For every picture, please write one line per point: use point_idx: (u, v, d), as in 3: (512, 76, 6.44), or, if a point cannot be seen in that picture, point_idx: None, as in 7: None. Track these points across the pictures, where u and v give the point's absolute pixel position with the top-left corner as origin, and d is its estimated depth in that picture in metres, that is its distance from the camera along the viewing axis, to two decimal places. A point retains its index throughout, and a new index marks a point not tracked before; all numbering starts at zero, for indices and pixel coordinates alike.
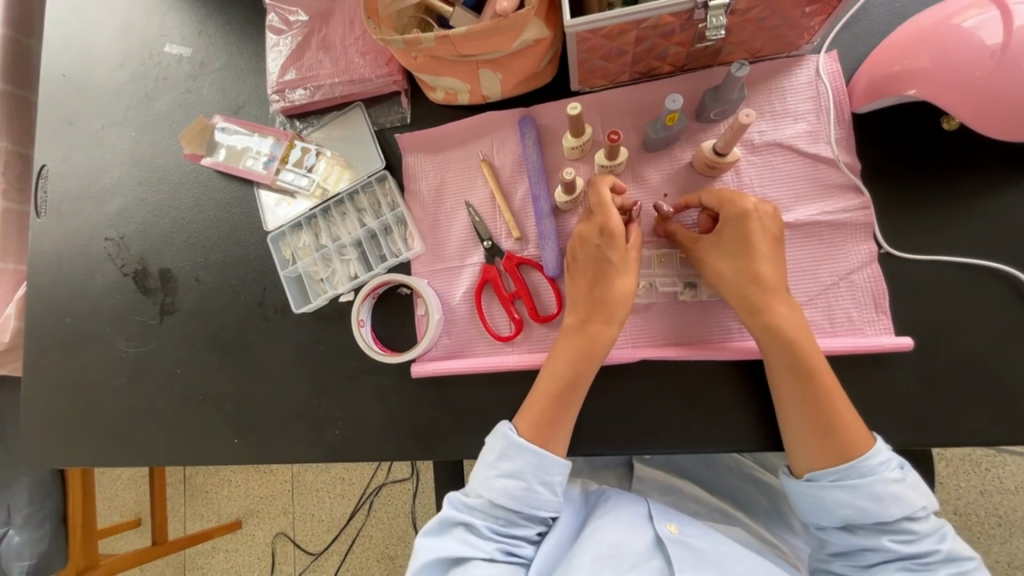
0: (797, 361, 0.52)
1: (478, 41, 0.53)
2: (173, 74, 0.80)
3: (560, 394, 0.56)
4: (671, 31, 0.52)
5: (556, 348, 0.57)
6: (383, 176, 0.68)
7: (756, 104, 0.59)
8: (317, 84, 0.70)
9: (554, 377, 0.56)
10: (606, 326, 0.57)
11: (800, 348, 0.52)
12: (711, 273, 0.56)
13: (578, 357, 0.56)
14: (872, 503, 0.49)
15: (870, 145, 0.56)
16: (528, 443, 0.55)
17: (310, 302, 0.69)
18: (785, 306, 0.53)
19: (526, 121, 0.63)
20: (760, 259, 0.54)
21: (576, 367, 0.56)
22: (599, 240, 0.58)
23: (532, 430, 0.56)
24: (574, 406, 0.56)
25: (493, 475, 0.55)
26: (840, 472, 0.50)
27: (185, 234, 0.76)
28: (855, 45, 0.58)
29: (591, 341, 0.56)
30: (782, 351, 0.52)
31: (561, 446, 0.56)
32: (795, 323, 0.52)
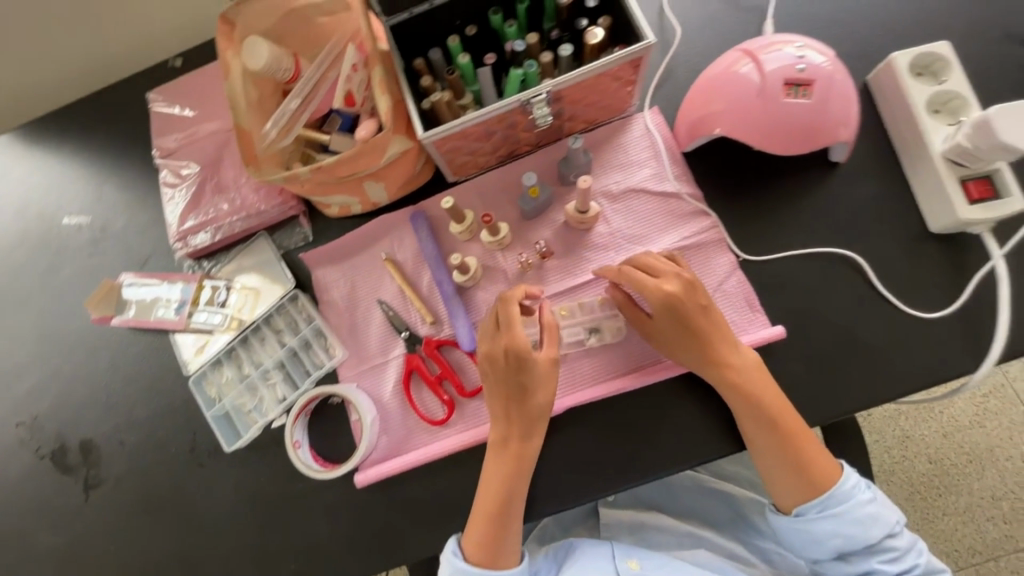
0: (766, 413, 0.55)
1: (350, 164, 0.60)
2: (74, 243, 0.82)
3: (492, 511, 0.57)
4: (513, 123, 0.62)
5: (486, 468, 0.59)
6: (295, 295, 0.71)
7: (606, 162, 0.68)
8: (217, 225, 0.74)
9: (485, 499, 0.58)
10: (529, 441, 0.58)
11: (763, 399, 0.55)
12: (660, 342, 0.58)
13: (508, 475, 0.58)
14: (856, 527, 0.54)
15: (705, 172, 0.65)
16: (474, 568, 0.57)
17: (243, 436, 0.68)
18: (740, 357, 0.56)
19: (416, 217, 0.69)
20: (703, 329, 0.56)
21: (509, 483, 0.58)
22: (510, 364, 0.57)
23: (478, 552, 0.57)
24: (513, 516, 0.57)
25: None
26: (822, 504, 0.55)
27: (103, 398, 0.74)
28: (671, 96, 0.69)
29: (521, 459, 0.58)
30: (748, 408, 0.55)
31: (510, 558, 0.59)
32: (751, 378, 0.56)
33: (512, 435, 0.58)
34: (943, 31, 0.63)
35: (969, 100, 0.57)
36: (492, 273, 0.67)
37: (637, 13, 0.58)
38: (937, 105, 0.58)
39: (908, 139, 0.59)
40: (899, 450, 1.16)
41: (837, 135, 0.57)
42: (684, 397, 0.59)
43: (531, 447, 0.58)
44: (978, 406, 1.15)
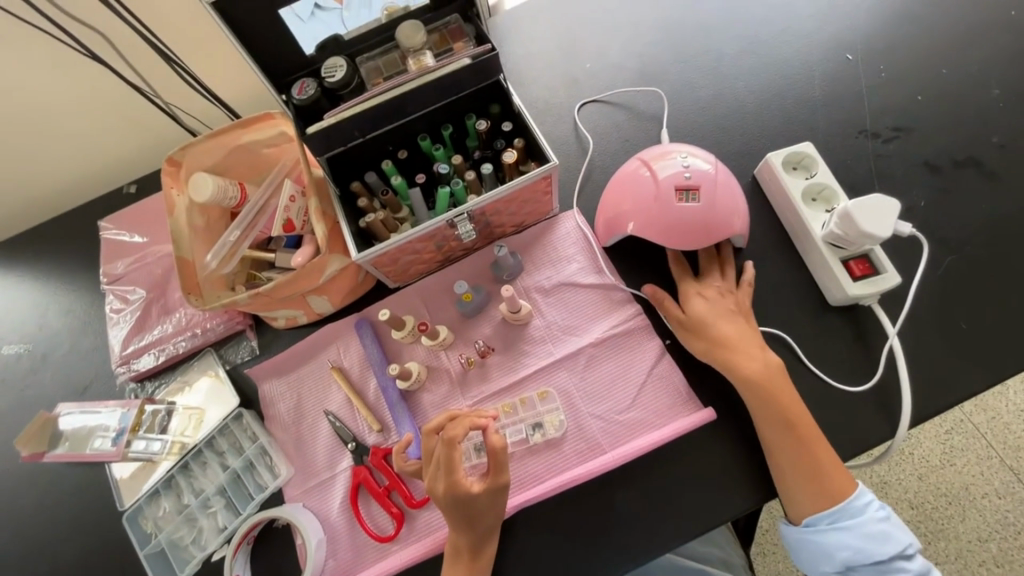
0: (785, 413, 0.56)
1: (288, 286, 0.63)
2: (11, 373, 0.80)
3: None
4: (444, 236, 0.67)
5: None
6: (239, 413, 0.70)
7: (537, 259, 0.73)
8: (162, 346, 0.74)
9: None
10: (481, 556, 0.56)
11: (783, 399, 0.57)
12: (691, 333, 0.63)
13: None
14: (868, 546, 0.53)
15: (626, 264, 0.71)
16: None
17: (179, 574, 0.63)
18: (755, 362, 0.59)
19: (361, 324, 0.71)
20: (727, 323, 0.61)
21: None
22: (451, 503, 0.55)
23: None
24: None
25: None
26: (835, 515, 0.54)
27: (28, 543, 0.69)
28: (590, 197, 0.77)
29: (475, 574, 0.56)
30: (769, 401, 0.57)
31: None
32: (771, 378, 0.58)
33: (467, 548, 0.56)
34: (808, 132, 0.74)
35: (837, 190, 0.65)
36: (437, 374, 0.69)
37: (542, 141, 0.66)
38: (812, 195, 0.67)
39: (794, 224, 0.66)
40: (879, 498, 1.15)
41: (733, 227, 0.63)
42: (628, 487, 0.60)
43: (489, 555, 0.57)
44: (945, 445, 1.17)
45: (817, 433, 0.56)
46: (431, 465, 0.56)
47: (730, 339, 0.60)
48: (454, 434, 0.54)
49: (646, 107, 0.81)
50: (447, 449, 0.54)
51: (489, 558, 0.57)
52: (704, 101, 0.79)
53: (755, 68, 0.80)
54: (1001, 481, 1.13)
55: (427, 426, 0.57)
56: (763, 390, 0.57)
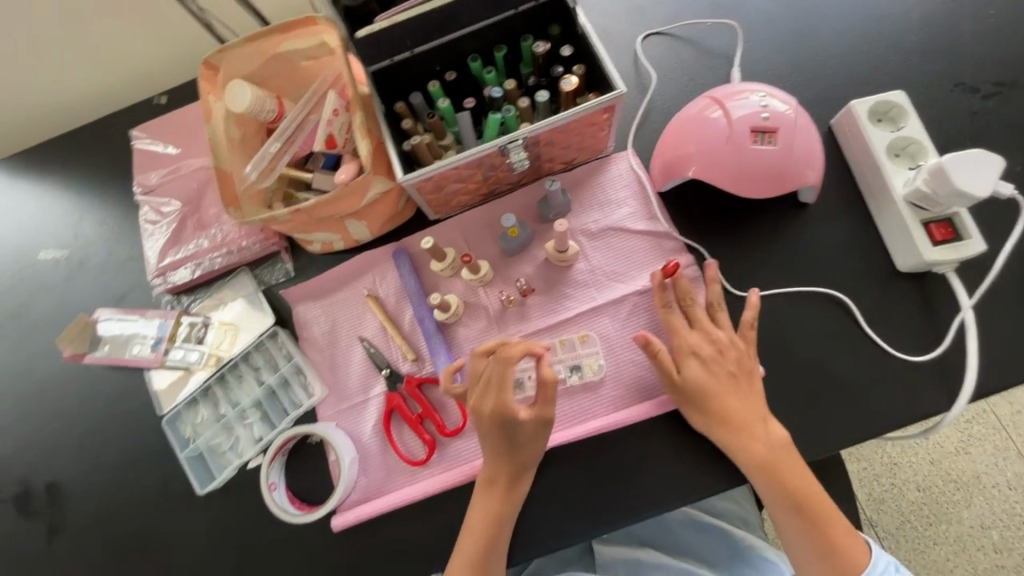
0: (792, 493, 0.55)
1: (330, 205, 0.61)
2: (50, 278, 0.81)
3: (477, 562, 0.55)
4: (493, 165, 0.63)
5: (472, 504, 0.58)
6: (274, 331, 0.70)
7: (585, 200, 0.69)
8: (198, 261, 0.74)
9: (471, 537, 0.57)
10: (517, 486, 0.58)
11: (793, 482, 0.55)
12: (685, 399, 0.58)
13: (494, 520, 0.57)
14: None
15: (679, 212, 0.67)
16: None
17: (217, 477, 0.65)
18: (761, 443, 0.55)
19: (399, 254, 0.70)
20: (724, 396, 0.57)
21: (493, 525, 0.57)
22: (500, 422, 0.57)
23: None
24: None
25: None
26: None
27: (73, 439, 0.72)
28: (647, 137, 0.72)
29: (509, 499, 0.58)
30: (773, 481, 0.55)
31: None
32: (774, 453, 0.55)
33: (502, 480, 0.58)
34: (897, 83, 0.67)
35: (925, 145, 0.60)
36: (474, 310, 0.68)
37: (606, 63, 0.60)
38: (897, 150, 0.61)
39: (872, 183, 0.62)
40: (887, 478, 1.16)
41: (807, 178, 0.59)
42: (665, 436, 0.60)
43: (523, 488, 0.59)
44: (964, 434, 1.15)
45: (826, 502, 0.56)
46: (480, 384, 0.59)
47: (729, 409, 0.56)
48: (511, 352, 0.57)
49: (718, 44, 0.73)
50: (501, 365, 0.58)
51: (522, 492, 0.59)
52: (784, 41, 0.72)
53: (846, 5, 0.71)
54: (1015, 473, 1.12)
55: (480, 348, 0.59)
56: (773, 472, 0.54)
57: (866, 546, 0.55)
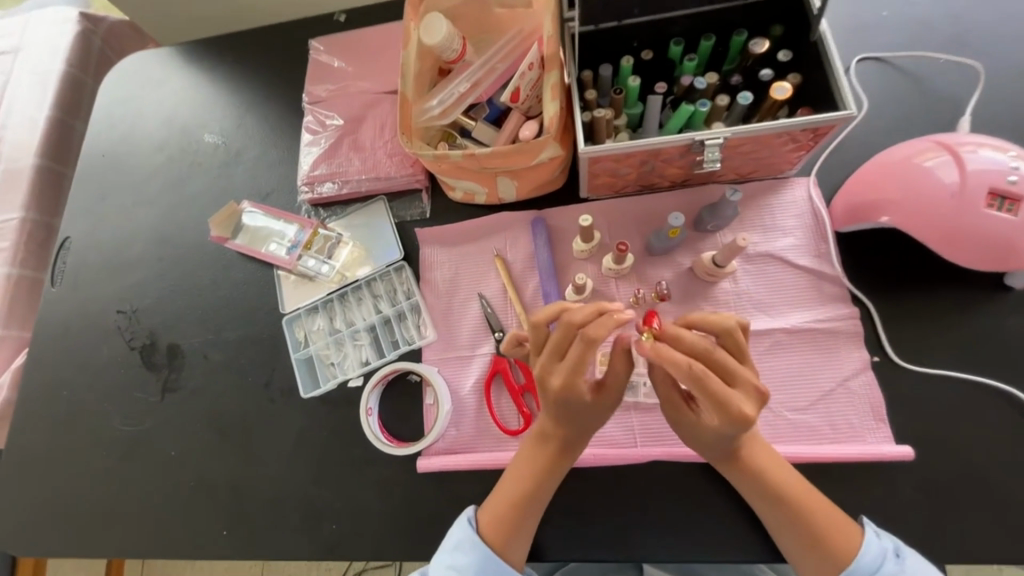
0: (782, 497, 0.50)
1: (501, 159, 0.59)
2: (208, 160, 0.86)
3: (516, 501, 0.56)
4: (671, 158, 0.59)
5: (518, 458, 0.58)
6: (400, 266, 0.72)
7: (749, 219, 0.65)
8: (346, 179, 0.76)
9: (511, 487, 0.57)
10: (569, 454, 0.56)
11: (780, 482, 0.51)
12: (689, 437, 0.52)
13: (537, 475, 0.56)
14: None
15: (852, 259, 0.61)
16: (485, 543, 0.55)
17: (320, 386, 0.69)
18: (759, 452, 0.52)
19: (538, 223, 0.69)
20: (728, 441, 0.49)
21: (535, 483, 0.56)
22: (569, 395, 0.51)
23: (495, 532, 0.56)
24: (525, 527, 0.56)
25: (446, 563, 0.55)
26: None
27: (199, 311, 0.77)
28: (836, 169, 0.65)
29: (555, 464, 0.56)
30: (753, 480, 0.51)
31: (519, 555, 0.56)
32: (764, 457, 0.52)
33: (557, 441, 0.56)
34: None
35: None
36: (601, 299, 0.65)
37: (840, 75, 0.54)
38: None
39: None
40: None
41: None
42: None
43: (572, 457, 0.57)
44: None
45: (815, 495, 0.51)
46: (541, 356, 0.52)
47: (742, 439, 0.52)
48: (591, 335, 0.46)
49: (948, 87, 0.65)
50: (585, 348, 0.47)
51: (570, 460, 0.57)
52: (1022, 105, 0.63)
53: None
54: None
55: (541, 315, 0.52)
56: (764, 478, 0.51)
57: (859, 529, 0.50)
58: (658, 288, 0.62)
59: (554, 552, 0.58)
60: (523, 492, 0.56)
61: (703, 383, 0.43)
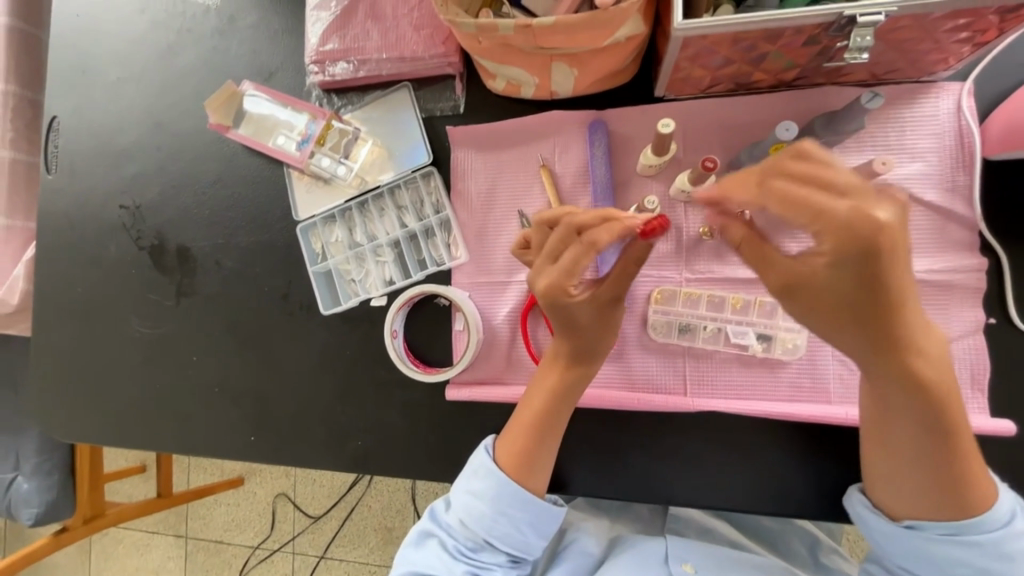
0: (921, 414, 0.40)
1: (566, 35, 0.45)
2: (198, 27, 0.72)
3: (530, 421, 0.53)
4: (792, 44, 0.44)
5: (533, 384, 0.54)
6: (429, 172, 0.62)
7: (870, 136, 0.51)
8: (362, 58, 0.61)
9: (527, 410, 0.53)
10: (584, 367, 0.53)
11: (934, 401, 0.39)
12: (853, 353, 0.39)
13: (555, 397, 0.53)
14: (991, 563, 0.43)
15: (993, 195, 0.49)
16: (500, 470, 0.53)
17: (340, 303, 0.64)
18: (932, 348, 0.39)
19: (597, 127, 0.56)
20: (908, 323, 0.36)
21: (554, 403, 0.53)
22: (567, 303, 0.47)
23: (511, 460, 0.53)
24: (544, 452, 0.53)
25: (463, 489, 0.55)
26: (955, 528, 0.43)
27: (206, 210, 0.70)
28: (1001, 75, 0.49)
29: (571, 382, 0.53)
30: (906, 400, 0.40)
31: (540, 485, 0.54)
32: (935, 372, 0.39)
33: (565, 355, 0.52)
34: None
35: None
36: (664, 227, 0.55)
37: None
38: None
39: None
40: None
41: None
42: (833, 445, 0.52)
43: (585, 371, 0.53)
44: None
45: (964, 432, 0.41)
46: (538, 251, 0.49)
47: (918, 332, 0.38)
48: (598, 238, 0.44)
49: None
50: (581, 249, 0.45)
51: (585, 374, 0.53)
52: None
53: None
54: None
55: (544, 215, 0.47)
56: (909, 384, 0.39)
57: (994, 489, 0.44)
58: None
59: (585, 487, 0.56)
60: (546, 414, 0.53)
61: (835, 232, 0.32)
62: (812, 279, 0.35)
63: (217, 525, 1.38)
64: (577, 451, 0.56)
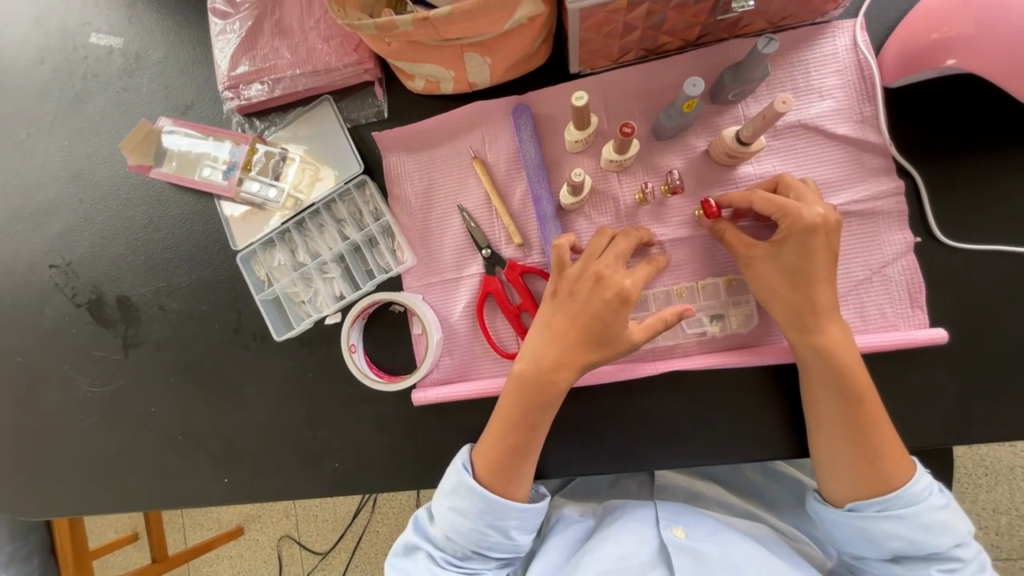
0: (846, 382, 0.48)
1: (466, 23, 0.45)
2: (104, 70, 0.69)
3: (512, 442, 0.52)
4: (686, 3, 0.46)
5: (502, 397, 0.53)
6: (362, 181, 0.61)
7: (779, 82, 0.53)
8: (276, 76, 0.60)
9: (498, 428, 0.53)
10: (558, 379, 0.52)
11: (848, 367, 0.48)
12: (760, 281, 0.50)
13: (526, 410, 0.52)
14: (920, 533, 0.46)
15: (899, 122, 0.51)
16: (479, 486, 0.52)
17: (294, 327, 0.62)
18: (835, 326, 0.48)
19: (521, 111, 0.56)
20: (821, 279, 0.48)
21: (528, 417, 0.52)
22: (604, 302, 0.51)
23: (490, 474, 0.53)
24: (526, 465, 0.53)
25: (447, 504, 0.54)
26: (886, 503, 0.47)
27: (142, 255, 0.67)
28: (887, 8, 0.52)
29: (544, 393, 0.52)
30: (829, 368, 0.48)
31: (523, 491, 0.54)
32: (846, 344, 0.48)
33: (534, 368, 0.52)
34: None
35: None
36: (601, 199, 0.56)
37: None
38: None
39: None
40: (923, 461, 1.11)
41: None
42: (795, 387, 0.53)
43: (560, 387, 0.52)
44: None
45: (876, 401, 0.48)
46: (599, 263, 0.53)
47: (821, 305, 0.48)
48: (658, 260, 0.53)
49: None
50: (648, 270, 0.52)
51: (559, 390, 0.52)
52: None
53: None
54: None
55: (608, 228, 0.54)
56: (822, 350, 0.48)
57: (912, 466, 0.48)
58: (669, 179, 0.52)
59: (566, 468, 0.56)
60: (517, 429, 0.52)
61: (789, 215, 0.48)
62: (758, 260, 0.50)
63: None
64: (553, 434, 0.56)
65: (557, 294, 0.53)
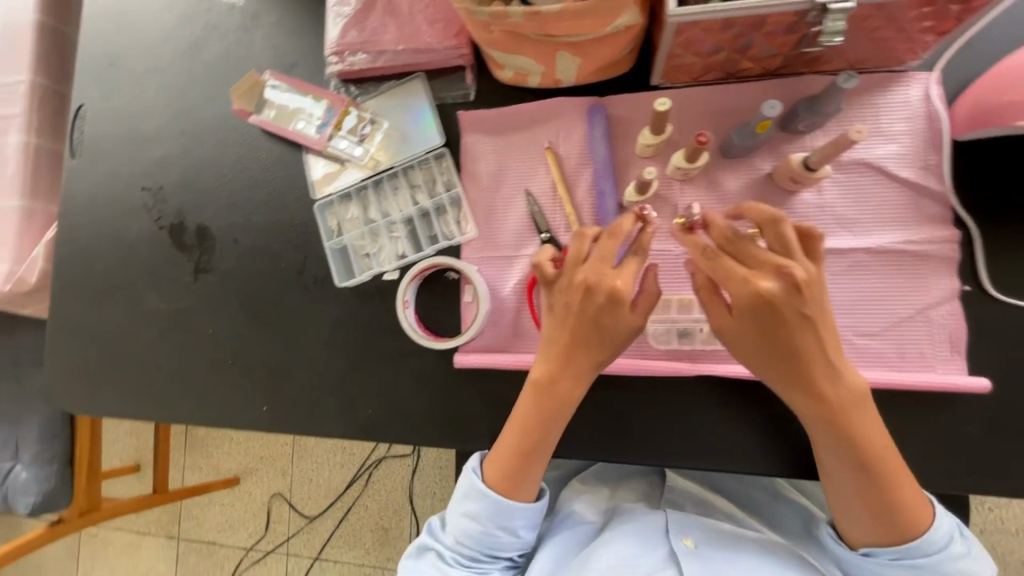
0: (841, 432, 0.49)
1: (570, 22, 0.49)
2: (224, 22, 0.76)
3: (534, 429, 0.55)
4: (775, 32, 0.49)
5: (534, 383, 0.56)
6: (441, 154, 0.66)
7: (849, 120, 0.56)
8: (379, 49, 0.66)
9: (530, 417, 0.56)
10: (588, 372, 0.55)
11: (836, 414, 0.49)
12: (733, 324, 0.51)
13: (550, 406, 0.56)
14: None
15: (962, 174, 0.53)
16: (489, 491, 0.57)
17: (354, 276, 0.67)
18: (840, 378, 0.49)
19: (597, 111, 0.61)
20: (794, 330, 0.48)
21: (550, 410, 0.55)
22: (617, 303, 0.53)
23: (518, 457, 0.56)
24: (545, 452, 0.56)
25: (459, 512, 0.58)
26: (901, 552, 0.49)
27: (226, 191, 0.73)
28: (964, 67, 0.54)
29: (561, 396, 0.55)
30: (826, 415, 0.49)
31: (527, 493, 0.57)
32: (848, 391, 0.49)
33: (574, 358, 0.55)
34: None
35: None
36: (661, 204, 0.60)
37: None
38: None
39: None
40: None
41: None
42: None
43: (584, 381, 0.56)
44: None
45: (883, 455, 0.49)
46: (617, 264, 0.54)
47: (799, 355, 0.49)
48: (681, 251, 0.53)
49: None
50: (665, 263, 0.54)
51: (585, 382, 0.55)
52: None
53: None
54: None
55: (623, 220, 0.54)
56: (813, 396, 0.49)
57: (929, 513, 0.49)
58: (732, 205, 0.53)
59: (587, 451, 0.58)
60: (545, 420, 0.55)
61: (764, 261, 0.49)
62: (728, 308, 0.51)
63: (211, 526, 1.37)
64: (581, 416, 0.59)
65: (564, 298, 0.56)
